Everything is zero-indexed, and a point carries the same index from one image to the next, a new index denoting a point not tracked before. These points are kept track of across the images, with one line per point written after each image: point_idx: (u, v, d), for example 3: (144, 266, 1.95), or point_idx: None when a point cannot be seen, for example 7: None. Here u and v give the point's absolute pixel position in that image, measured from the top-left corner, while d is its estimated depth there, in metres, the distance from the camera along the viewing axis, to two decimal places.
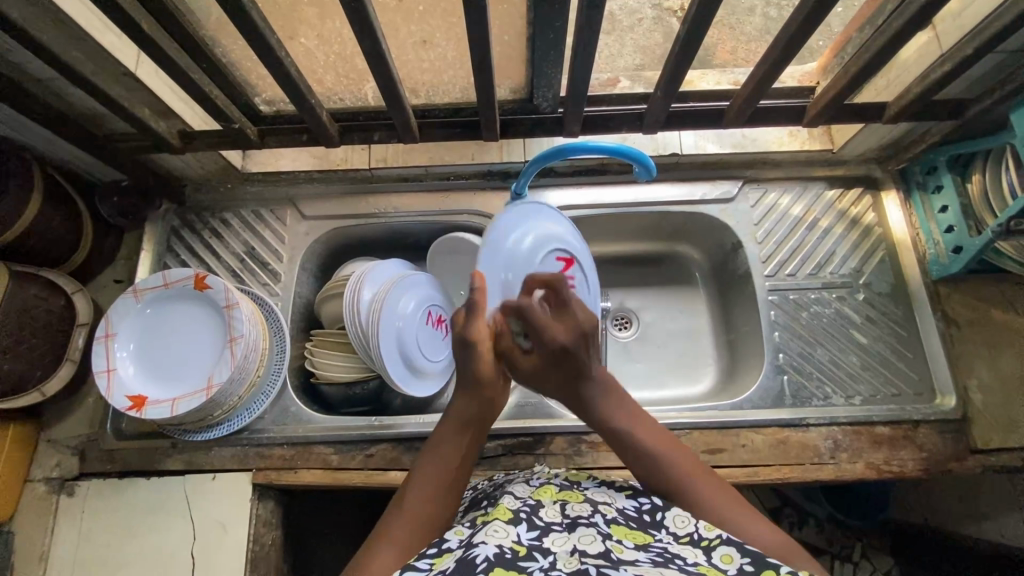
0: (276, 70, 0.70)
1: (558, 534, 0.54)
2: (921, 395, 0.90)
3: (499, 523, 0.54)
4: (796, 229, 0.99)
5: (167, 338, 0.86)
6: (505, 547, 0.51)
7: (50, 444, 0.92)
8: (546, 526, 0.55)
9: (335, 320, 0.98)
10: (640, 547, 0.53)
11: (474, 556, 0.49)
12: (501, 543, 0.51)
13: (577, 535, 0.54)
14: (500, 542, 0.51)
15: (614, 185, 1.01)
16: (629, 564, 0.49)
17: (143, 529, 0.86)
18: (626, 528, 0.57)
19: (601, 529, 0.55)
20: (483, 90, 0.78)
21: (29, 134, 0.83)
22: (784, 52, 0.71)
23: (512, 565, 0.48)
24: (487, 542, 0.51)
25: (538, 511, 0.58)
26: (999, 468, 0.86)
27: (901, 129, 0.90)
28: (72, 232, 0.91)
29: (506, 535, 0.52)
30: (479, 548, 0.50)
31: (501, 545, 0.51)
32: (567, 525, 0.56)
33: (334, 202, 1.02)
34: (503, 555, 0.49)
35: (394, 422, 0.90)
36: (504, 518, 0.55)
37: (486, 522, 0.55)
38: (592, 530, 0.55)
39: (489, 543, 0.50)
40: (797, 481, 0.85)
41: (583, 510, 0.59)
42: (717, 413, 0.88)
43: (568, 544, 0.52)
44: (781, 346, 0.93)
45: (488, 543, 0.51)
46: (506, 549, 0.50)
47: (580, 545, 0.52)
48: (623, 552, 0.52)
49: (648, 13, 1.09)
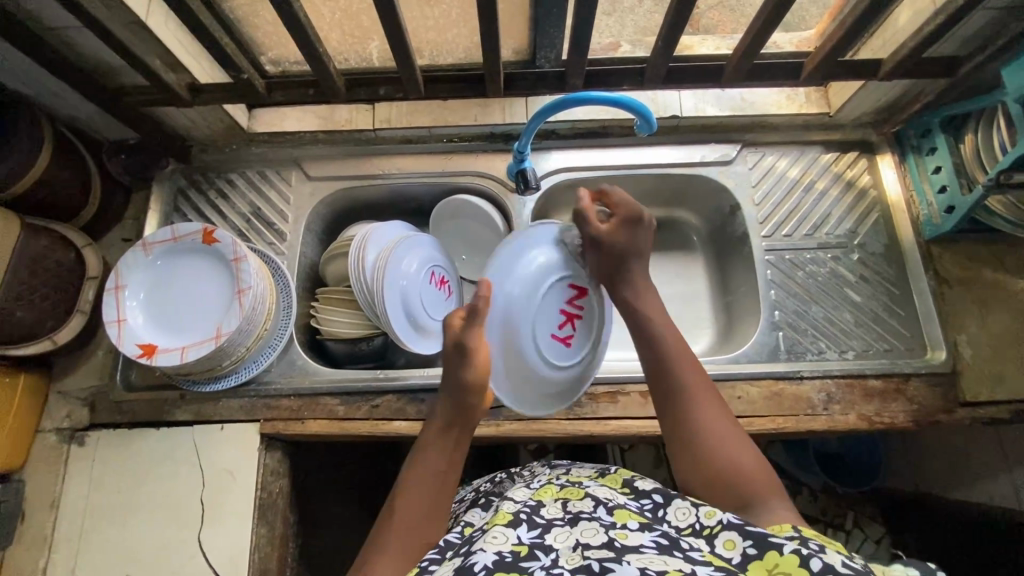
0: (286, 19, 0.71)
1: (560, 529, 0.56)
2: (912, 350, 0.92)
3: (499, 528, 0.56)
4: (793, 190, 1.01)
5: (176, 289, 0.88)
6: (504, 551, 0.53)
7: (61, 396, 0.93)
8: (547, 523, 0.58)
9: (341, 279, 1.00)
10: (643, 528, 0.55)
11: (476, 562, 0.51)
12: (502, 548, 0.53)
13: (579, 528, 0.55)
14: (500, 548, 0.53)
15: (615, 147, 1.03)
16: (632, 552, 0.50)
17: (154, 477, 0.88)
18: (625, 511, 0.58)
19: (603, 520, 0.56)
20: (489, 46, 0.79)
21: (39, 87, 0.84)
22: (782, 4, 0.72)
23: (514, 568, 0.51)
24: (487, 549, 0.53)
25: (540, 509, 0.60)
26: (988, 421, 0.88)
27: (896, 90, 0.92)
28: (82, 188, 0.92)
29: (506, 540, 0.54)
30: (479, 556, 0.52)
31: (501, 550, 0.53)
32: (569, 520, 0.58)
33: (338, 163, 1.04)
34: (504, 560, 0.51)
35: (399, 374, 0.92)
36: (503, 522, 0.57)
37: (488, 528, 0.57)
38: (594, 522, 0.56)
39: (487, 551, 0.52)
40: (791, 432, 0.88)
41: (584, 505, 0.60)
42: (714, 366, 0.91)
43: (570, 540, 0.54)
44: (777, 304, 0.95)
45: (488, 550, 0.53)
46: (505, 553, 0.52)
47: (582, 539, 0.54)
48: (626, 538, 0.53)
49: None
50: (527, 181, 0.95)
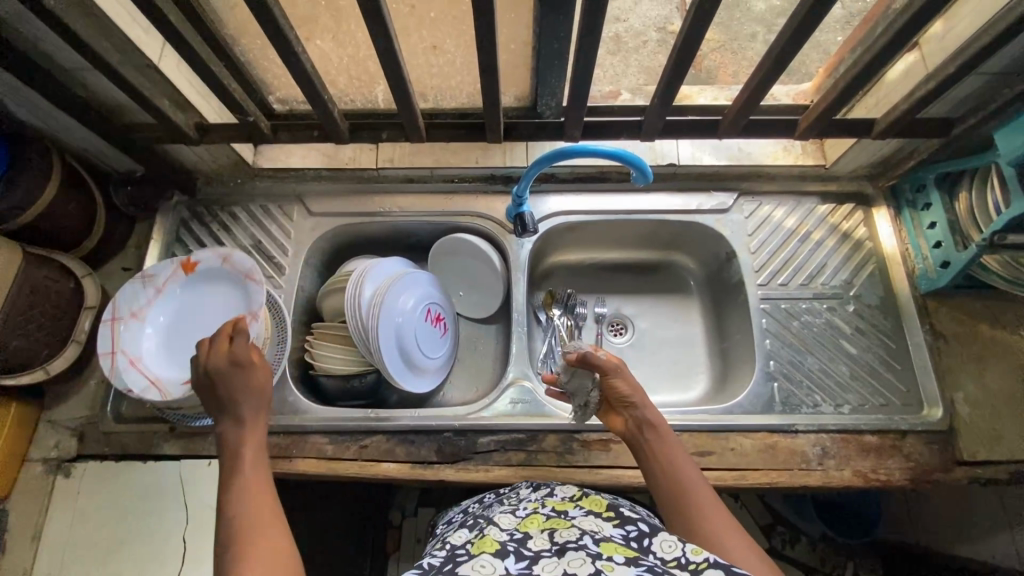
0: (292, 67, 0.73)
1: (548, 559, 0.54)
2: (909, 406, 0.91)
3: (486, 557, 0.55)
4: (789, 240, 1.01)
5: (196, 320, 0.90)
6: None
7: (50, 424, 0.92)
8: (534, 555, 0.56)
9: (336, 314, 1.01)
10: (630, 562, 0.53)
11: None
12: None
13: (566, 558, 0.53)
14: None
15: (613, 192, 1.04)
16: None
17: (138, 512, 0.87)
18: (612, 546, 0.56)
19: (590, 550, 0.55)
20: (490, 96, 0.81)
21: (51, 121, 0.86)
22: (777, 64, 0.73)
23: None
24: None
25: (526, 543, 0.58)
26: (986, 481, 0.87)
27: (890, 147, 0.94)
28: (86, 218, 0.94)
29: (493, 570, 0.52)
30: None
31: None
32: (555, 550, 0.55)
33: (340, 200, 1.05)
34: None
35: (389, 415, 0.91)
36: (490, 552, 0.56)
37: (473, 556, 0.55)
38: (581, 553, 0.54)
39: None
40: (785, 486, 0.86)
41: (570, 536, 0.58)
42: (709, 416, 0.90)
43: (558, 569, 0.52)
44: (772, 353, 0.95)
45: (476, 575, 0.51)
46: None
47: (570, 570, 0.51)
48: (613, 571, 0.51)
49: (651, 36, 1.26)
50: (525, 224, 0.98)
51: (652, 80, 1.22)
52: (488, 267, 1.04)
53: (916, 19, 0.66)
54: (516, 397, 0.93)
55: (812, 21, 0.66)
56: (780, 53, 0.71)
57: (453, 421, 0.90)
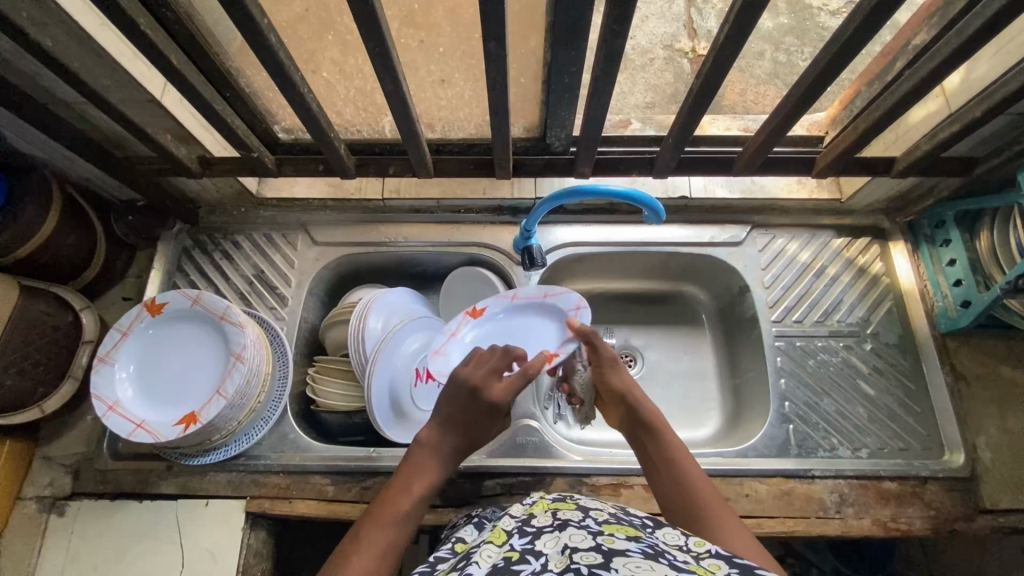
0: (298, 105, 0.71)
1: (550, 535, 0.48)
2: (928, 450, 0.88)
3: (491, 545, 0.49)
4: (804, 275, 0.99)
5: (182, 373, 0.85)
6: (497, 560, 0.46)
7: (45, 460, 0.90)
8: (537, 530, 0.50)
9: (339, 347, 0.97)
10: (632, 538, 0.47)
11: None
12: (494, 560, 0.45)
13: (567, 533, 0.48)
14: (493, 558, 0.46)
15: (622, 224, 1.02)
16: (620, 557, 0.43)
17: (133, 553, 0.84)
18: (616, 524, 0.51)
19: (591, 528, 0.49)
20: (499, 132, 0.79)
21: (52, 153, 0.84)
22: (796, 107, 0.71)
23: (506, 572, 0.44)
24: (480, 562, 0.45)
25: (529, 520, 0.52)
26: (1009, 530, 0.84)
27: (910, 183, 0.91)
28: (86, 249, 0.92)
29: (498, 551, 0.47)
30: (471, 568, 0.45)
31: (493, 560, 0.46)
32: (557, 526, 0.50)
33: (345, 230, 1.03)
34: (495, 568, 0.44)
35: (391, 456, 0.88)
36: (497, 538, 0.50)
37: (480, 545, 0.50)
38: (582, 529, 0.48)
39: (481, 563, 0.45)
40: (801, 534, 0.84)
41: (573, 514, 0.52)
42: (722, 460, 0.87)
43: (559, 544, 0.46)
44: (787, 394, 0.92)
45: (480, 564, 0.45)
46: (497, 560, 0.45)
47: (570, 543, 0.46)
48: (614, 544, 0.46)
49: (658, 54, 1.24)
50: (533, 258, 0.97)
51: (659, 101, 1.20)
52: (540, 322, 0.95)
53: (943, 65, 0.64)
54: (523, 437, 0.90)
55: (835, 67, 0.64)
56: (800, 96, 0.70)
57: (458, 463, 0.87)
